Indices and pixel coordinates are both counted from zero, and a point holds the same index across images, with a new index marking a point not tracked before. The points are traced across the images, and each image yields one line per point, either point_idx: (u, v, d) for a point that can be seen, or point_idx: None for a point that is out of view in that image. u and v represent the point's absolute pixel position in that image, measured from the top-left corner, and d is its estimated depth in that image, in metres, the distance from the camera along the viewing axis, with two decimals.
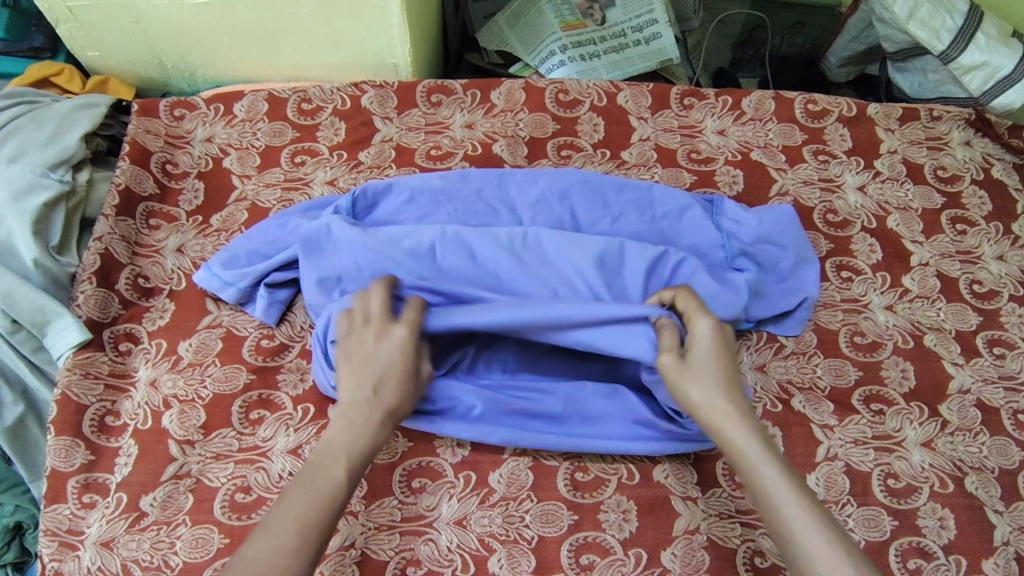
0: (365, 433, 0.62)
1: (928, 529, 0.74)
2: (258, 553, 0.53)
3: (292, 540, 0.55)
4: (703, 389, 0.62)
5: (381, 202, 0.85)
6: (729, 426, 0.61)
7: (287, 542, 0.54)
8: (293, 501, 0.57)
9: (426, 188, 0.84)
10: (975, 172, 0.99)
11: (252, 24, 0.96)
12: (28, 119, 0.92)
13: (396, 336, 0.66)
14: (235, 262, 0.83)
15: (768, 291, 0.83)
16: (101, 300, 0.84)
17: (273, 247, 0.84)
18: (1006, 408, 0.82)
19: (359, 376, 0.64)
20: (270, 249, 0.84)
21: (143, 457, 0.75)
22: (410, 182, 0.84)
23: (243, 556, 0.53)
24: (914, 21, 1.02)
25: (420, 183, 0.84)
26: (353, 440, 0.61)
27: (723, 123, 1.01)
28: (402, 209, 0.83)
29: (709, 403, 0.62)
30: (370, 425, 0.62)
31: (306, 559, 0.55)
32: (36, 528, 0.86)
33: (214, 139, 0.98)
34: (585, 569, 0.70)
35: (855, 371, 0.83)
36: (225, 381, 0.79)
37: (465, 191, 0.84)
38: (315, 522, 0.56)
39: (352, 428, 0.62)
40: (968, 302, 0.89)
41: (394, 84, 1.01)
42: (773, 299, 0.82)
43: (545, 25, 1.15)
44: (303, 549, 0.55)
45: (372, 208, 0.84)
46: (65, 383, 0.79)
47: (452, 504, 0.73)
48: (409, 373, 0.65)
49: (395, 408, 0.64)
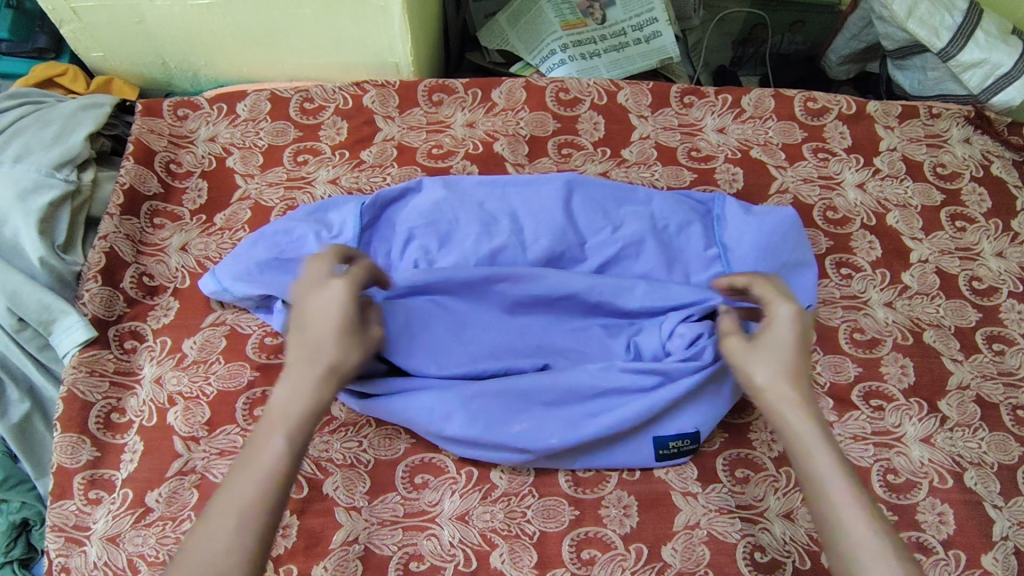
0: (304, 392, 0.60)
1: (927, 524, 0.74)
2: (206, 544, 0.53)
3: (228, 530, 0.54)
4: (768, 369, 0.62)
5: (386, 213, 0.85)
6: (789, 410, 0.61)
7: (220, 529, 0.54)
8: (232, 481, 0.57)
9: (428, 203, 0.84)
10: (975, 170, 1.00)
11: (254, 24, 0.97)
12: (33, 119, 0.93)
13: (333, 293, 0.63)
14: (245, 276, 0.80)
15: None
16: (106, 298, 0.85)
17: (281, 261, 0.81)
18: (1005, 404, 0.82)
19: (297, 338, 0.63)
20: (279, 265, 0.81)
21: (149, 454, 0.76)
22: (416, 204, 0.84)
23: (191, 551, 0.53)
24: (912, 20, 1.03)
25: (421, 203, 0.84)
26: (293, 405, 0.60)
27: (723, 121, 1.02)
28: (409, 225, 0.82)
29: (772, 384, 0.62)
30: (308, 385, 0.60)
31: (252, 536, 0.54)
32: (42, 525, 0.86)
33: (217, 139, 0.99)
34: (585, 564, 0.70)
35: (855, 367, 0.83)
36: (230, 378, 0.80)
37: (467, 203, 0.83)
38: (252, 498, 0.56)
39: (287, 390, 0.60)
40: (968, 298, 0.89)
41: (396, 83, 1.01)
42: None
43: (546, 25, 1.15)
44: (242, 530, 0.54)
45: (379, 218, 0.84)
46: (72, 381, 0.80)
47: (454, 500, 0.74)
48: (351, 327, 0.63)
49: (337, 361, 0.61)
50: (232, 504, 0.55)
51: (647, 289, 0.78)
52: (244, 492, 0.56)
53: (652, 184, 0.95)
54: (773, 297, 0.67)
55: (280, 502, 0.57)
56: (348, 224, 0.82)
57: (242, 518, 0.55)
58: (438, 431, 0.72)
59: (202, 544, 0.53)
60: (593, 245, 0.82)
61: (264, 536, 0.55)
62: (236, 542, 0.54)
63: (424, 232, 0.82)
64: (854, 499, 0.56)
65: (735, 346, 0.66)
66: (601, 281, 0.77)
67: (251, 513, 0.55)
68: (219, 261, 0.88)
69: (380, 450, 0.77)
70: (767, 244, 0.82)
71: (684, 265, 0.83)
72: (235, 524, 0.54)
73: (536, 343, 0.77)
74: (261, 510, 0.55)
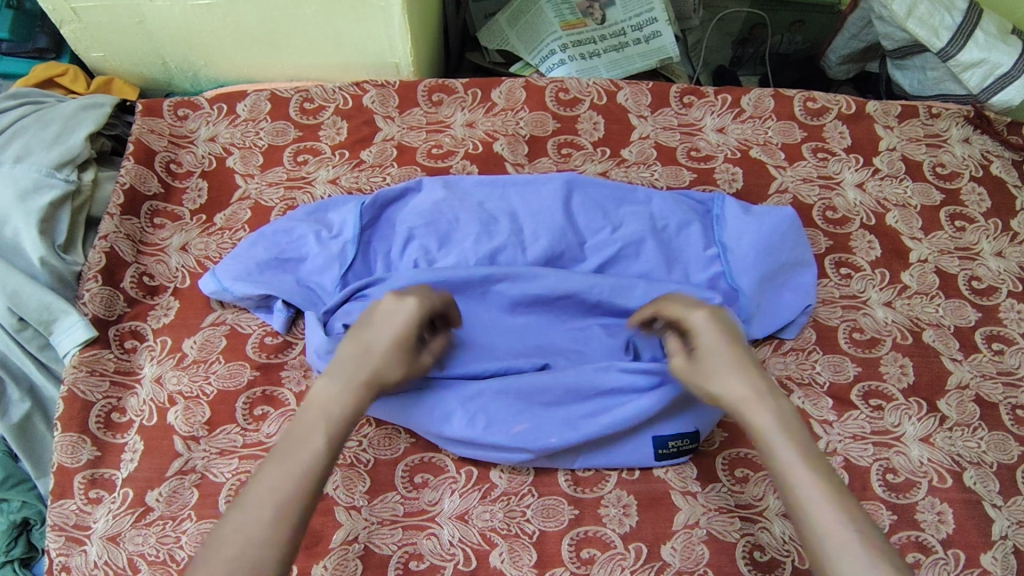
0: (349, 396, 0.62)
1: (927, 524, 0.74)
2: (242, 532, 0.55)
3: (265, 522, 0.55)
4: (716, 379, 0.63)
5: (386, 213, 0.85)
6: (748, 413, 0.61)
7: (258, 521, 0.55)
8: (270, 474, 0.58)
9: (428, 204, 0.84)
10: (975, 169, 1.00)
11: (254, 24, 0.97)
12: (33, 119, 0.93)
13: (399, 308, 0.65)
14: (245, 276, 0.81)
15: (769, 309, 0.83)
16: (106, 298, 0.85)
17: (282, 261, 0.82)
18: (1005, 403, 0.82)
19: (353, 343, 0.65)
20: (280, 265, 0.81)
21: (149, 453, 0.76)
22: (415, 204, 0.84)
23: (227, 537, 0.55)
24: (912, 19, 1.02)
25: (421, 204, 0.84)
26: (336, 407, 0.61)
27: (722, 121, 1.02)
28: (408, 225, 0.83)
29: (726, 391, 0.63)
30: (353, 389, 0.62)
31: (286, 529, 0.56)
32: (42, 524, 0.86)
33: (217, 139, 0.99)
34: (585, 563, 0.70)
35: (854, 367, 0.83)
36: (229, 377, 0.80)
37: (466, 203, 0.83)
38: (291, 495, 0.57)
39: (333, 390, 0.62)
40: (968, 298, 0.90)
41: (396, 83, 1.01)
42: (772, 314, 0.83)
43: (546, 25, 1.16)
44: (279, 524, 0.56)
45: (379, 218, 0.84)
46: (72, 380, 0.80)
47: (454, 499, 0.74)
48: (406, 341, 0.65)
49: (384, 371, 0.64)
50: (270, 497, 0.57)
51: (646, 290, 0.78)
52: (283, 487, 0.57)
53: (652, 184, 0.96)
54: (684, 309, 0.68)
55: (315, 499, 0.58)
56: (348, 224, 0.82)
57: (279, 510, 0.56)
58: (439, 430, 0.72)
59: (240, 530, 0.55)
60: (593, 245, 0.82)
61: (297, 533, 0.56)
62: (272, 536, 0.55)
63: (424, 233, 0.82)
64: (818, 498, 0.56)
65: (681, 368, 0.67)
66: (600, 281, 0.77)
67: (288, 509, 0.56)
68: (219, 261, 0.88)
69: (380, 449, 0.77)
70: (766, 244, 0.82)
71: (683, 265, 0.83)
72: (273, 516, 0.56)
73: (535, 344, 0.78)
74: (298, 507, 0.57)
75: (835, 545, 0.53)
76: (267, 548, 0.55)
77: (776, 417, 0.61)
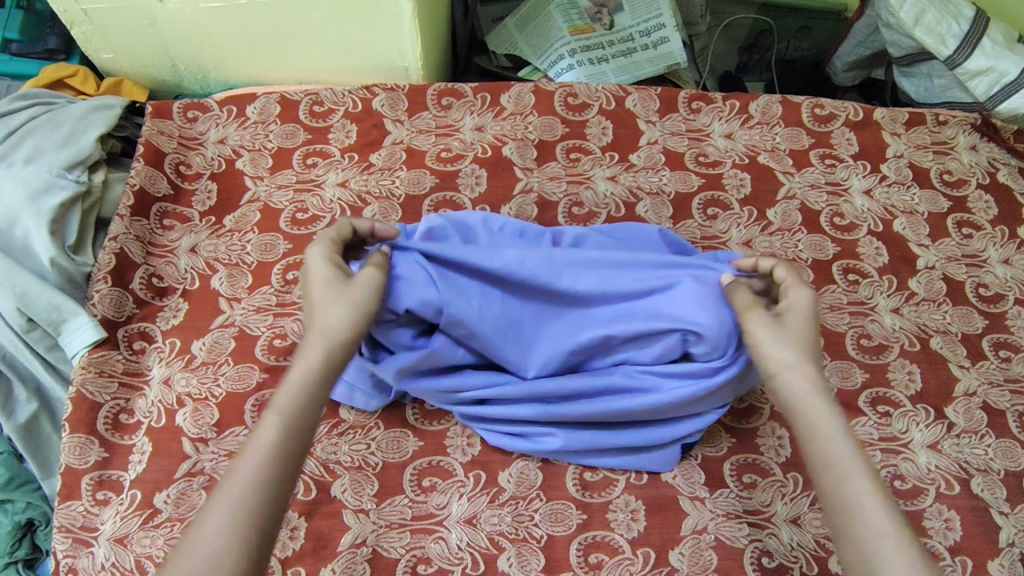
0: (311, 360, 0.58)
1: (934, 531, 0.74)
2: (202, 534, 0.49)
3: (236, 515, 0.50)
4: (789, 353, 0.60)
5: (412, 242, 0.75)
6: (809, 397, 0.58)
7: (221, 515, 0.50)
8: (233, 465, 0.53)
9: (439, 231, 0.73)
10: (981, 177, 1.00)
11: (263, 28, 0.97)
12: (44, 120, 0.93)
13: (319, 267, 0.63)
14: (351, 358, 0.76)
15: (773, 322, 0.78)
16: (115, 299, 0.85)
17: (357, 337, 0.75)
18: (1012, 411, 0.82)
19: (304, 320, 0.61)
20: None
21: (157, 455, 0.76)
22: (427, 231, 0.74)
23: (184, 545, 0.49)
24: (920, 26, 1.03)
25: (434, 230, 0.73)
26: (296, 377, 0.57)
27: (730, 127, 1.02)
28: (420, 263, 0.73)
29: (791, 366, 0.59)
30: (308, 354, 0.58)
31: (250, 513, 0.50)
32: (48, 526, 0.86)
33: (226, 141, 0.99)
34: (594, 568, 0.70)
35: (861, 373, 0.83)
36: (238, 380, 0.80)
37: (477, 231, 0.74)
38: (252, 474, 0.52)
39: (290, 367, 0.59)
40: (975, 305, 0.90)
41: (405, 87, 1.02)
42: None
43: (555, 30, 1.16)
44: (238, 514, 0.50)
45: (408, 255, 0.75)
46: (80, 382, 0.80)
47: (462, 503, 0.74)
48: (332, 287, 0.61)
49: (326, 326, 0.60)
50: (237, 490, 0.51)
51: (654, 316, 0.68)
52: (247, 475, 0.52)
53: (660, 190, 0.96)
54: (789, 280, 0.65)
55: (282, 477, 0.53)
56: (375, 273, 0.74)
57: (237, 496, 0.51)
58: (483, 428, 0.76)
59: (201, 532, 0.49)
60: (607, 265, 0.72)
61: (261, 518, 0.51)
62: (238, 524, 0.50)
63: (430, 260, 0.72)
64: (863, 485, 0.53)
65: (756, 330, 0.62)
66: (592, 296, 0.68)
67: (253, 494, 0.51)
68: (249, 272, 0.88)
69: (389, 452, 0.77)
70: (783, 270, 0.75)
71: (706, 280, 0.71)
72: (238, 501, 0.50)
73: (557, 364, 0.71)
74: (256, 486, 0.51)
75: (864, 518, 0.52)
76: (256, 536, 0.50)
77: (813, 388, 0.58)
